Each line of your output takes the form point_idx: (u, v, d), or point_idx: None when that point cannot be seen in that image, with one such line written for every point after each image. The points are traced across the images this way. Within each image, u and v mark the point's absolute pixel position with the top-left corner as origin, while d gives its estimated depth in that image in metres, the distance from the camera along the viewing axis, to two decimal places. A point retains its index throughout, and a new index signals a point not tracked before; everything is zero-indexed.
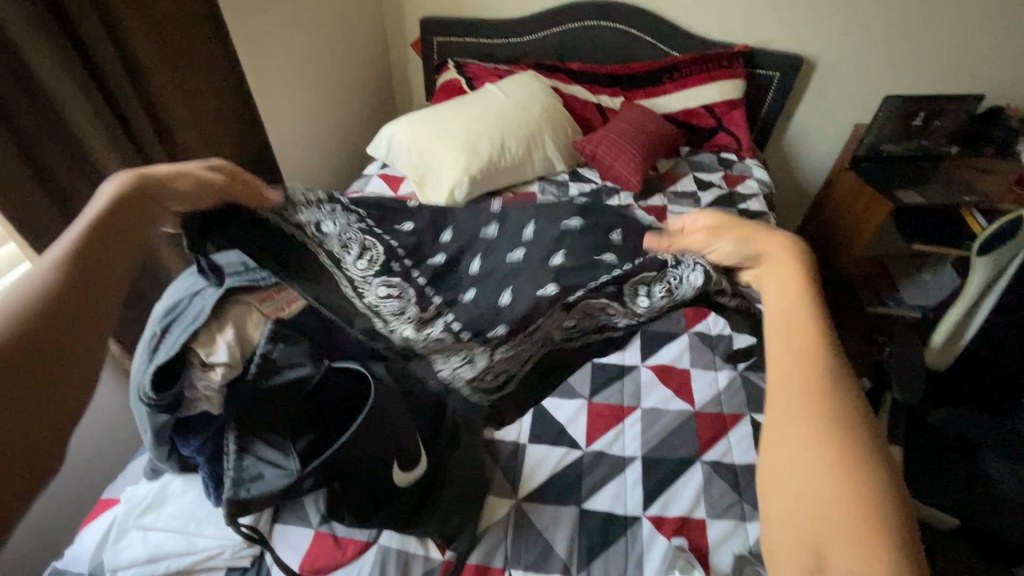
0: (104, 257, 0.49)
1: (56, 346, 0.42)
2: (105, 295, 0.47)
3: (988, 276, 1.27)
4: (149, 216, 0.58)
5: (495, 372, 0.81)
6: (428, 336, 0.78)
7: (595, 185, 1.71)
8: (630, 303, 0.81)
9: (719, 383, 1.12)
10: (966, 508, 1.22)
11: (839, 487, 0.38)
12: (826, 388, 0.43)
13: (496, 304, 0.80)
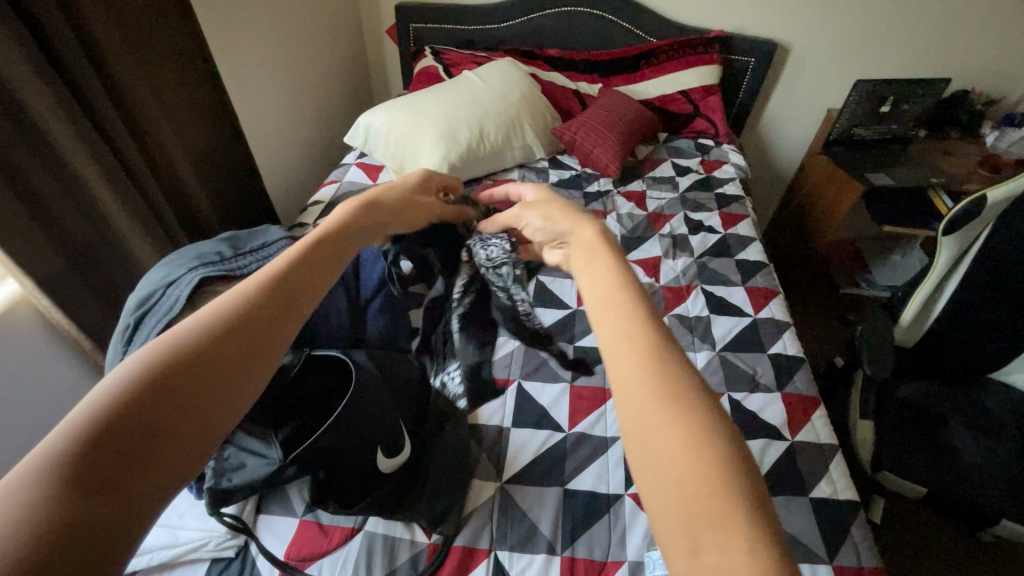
0: (329, 248, 0.54)
1: (273, 317, 0.44)
2: (314, 283, 0.49)
3: (953, 254, 1.32)
4: (370, 227, 0.62)
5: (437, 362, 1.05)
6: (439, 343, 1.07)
7: (575, 172, 1.71)
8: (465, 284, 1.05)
9: (698, 363, 1.14)
10: (933, 477, 1.27)
11: (695, 457, 0.34)
12: (648, 343, 0.40)
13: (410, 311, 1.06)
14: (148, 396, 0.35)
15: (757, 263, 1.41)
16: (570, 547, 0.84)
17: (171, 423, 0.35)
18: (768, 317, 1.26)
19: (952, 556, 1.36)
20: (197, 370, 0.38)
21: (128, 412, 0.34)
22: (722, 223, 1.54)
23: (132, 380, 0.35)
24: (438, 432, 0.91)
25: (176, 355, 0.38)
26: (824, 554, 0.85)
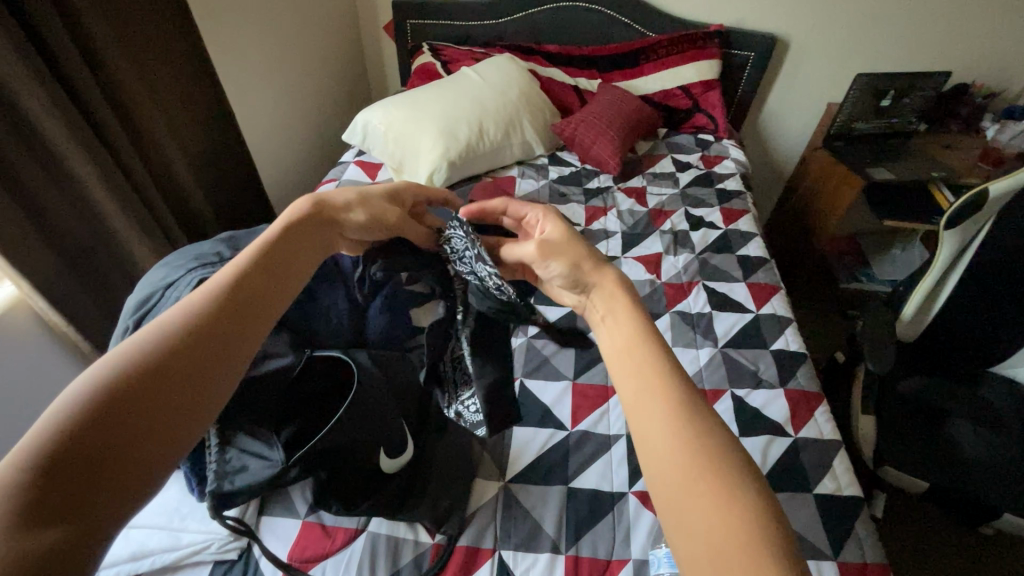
0: (276, 263, 0.57)
1: (217, 337, 0.46)
2: (261, 300, 0.52)
3: (955, 247, 1.32)
4: (315, 238, 0.65)
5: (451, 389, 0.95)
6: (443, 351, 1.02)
7: (575, 168, 1.70)
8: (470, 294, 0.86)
9: (700, 360, 1.14)
10: (935, 472, 1.27)
11: (729, 511, 0.38)
12: (676, 406, 0.44)
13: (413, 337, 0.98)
14: (95, 422, 0.37)
15: (758, 259, 1.40)
16: (575, 546, 0.84)
17: (121, 446, 0.37)
18: (770, 313, 1.26)
19: (953, 550, 1.37)
20: (143, 393, 0.40)
21: (76, 439, 0.36)
22: (723, 219, 1.53)
23: (84, 406, 0.37)
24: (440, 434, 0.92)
25: (120, 382, 0.40)
26: (828, 550, 0.84)
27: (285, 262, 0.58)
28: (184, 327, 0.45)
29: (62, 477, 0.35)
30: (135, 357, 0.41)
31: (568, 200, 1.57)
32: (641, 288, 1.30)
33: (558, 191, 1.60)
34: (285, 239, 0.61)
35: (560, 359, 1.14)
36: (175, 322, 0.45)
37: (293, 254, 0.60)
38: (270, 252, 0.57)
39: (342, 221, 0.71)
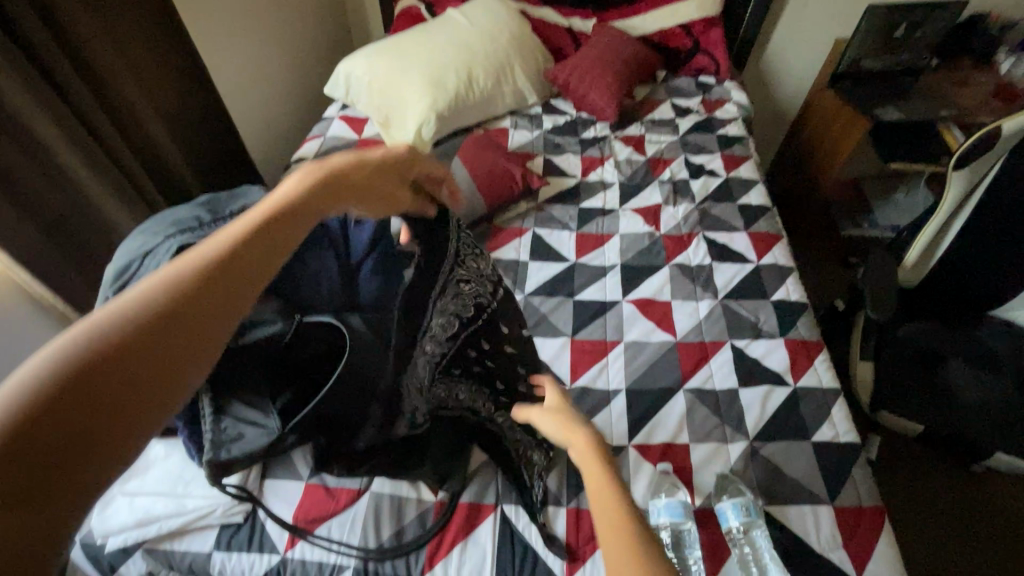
0: (293, 217, 0.48)
1: (218, 296, 0.40)
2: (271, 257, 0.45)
3: (962, 189, 1.29)
4: (343, 187, 0.55)
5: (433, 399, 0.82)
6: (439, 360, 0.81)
7: (570, 117, 1.63)
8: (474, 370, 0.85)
9: (700, 313, 1.12)
10: (929, 414, 1.30)
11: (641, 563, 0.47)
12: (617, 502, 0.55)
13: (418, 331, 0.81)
14: (62, 392, 0.32)
15: (760, 207, 1.36)
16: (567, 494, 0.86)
17: (89, 424, 0.32)
18: (772, 263, 1.23)
19: (943, 487, 1.41)
20: (124, 362, 0.34)
21: (38, 415, 0.31)
22: (724, 166, 1.48)
23: (50, 374, 0.32)
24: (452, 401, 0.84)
25: (95, 350, 0.33)
26: (825, 495, 0.86)
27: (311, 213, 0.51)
28: (180, 282, 0.39)
29: (18, 455, 0.30)
30: (120, 316, 0.35)
31: (563, 151, 1.51)
32: (639, 241, 1.27)
33: (553, 142, 1.54)
34: (324, 183, 0.53)
35: (558, 315, 1.12)
36: (173, 274, 0.39)
37: (324, 203, 0.52)
38: (296, 201, 0.50)
39: (373, 173, 0.60)
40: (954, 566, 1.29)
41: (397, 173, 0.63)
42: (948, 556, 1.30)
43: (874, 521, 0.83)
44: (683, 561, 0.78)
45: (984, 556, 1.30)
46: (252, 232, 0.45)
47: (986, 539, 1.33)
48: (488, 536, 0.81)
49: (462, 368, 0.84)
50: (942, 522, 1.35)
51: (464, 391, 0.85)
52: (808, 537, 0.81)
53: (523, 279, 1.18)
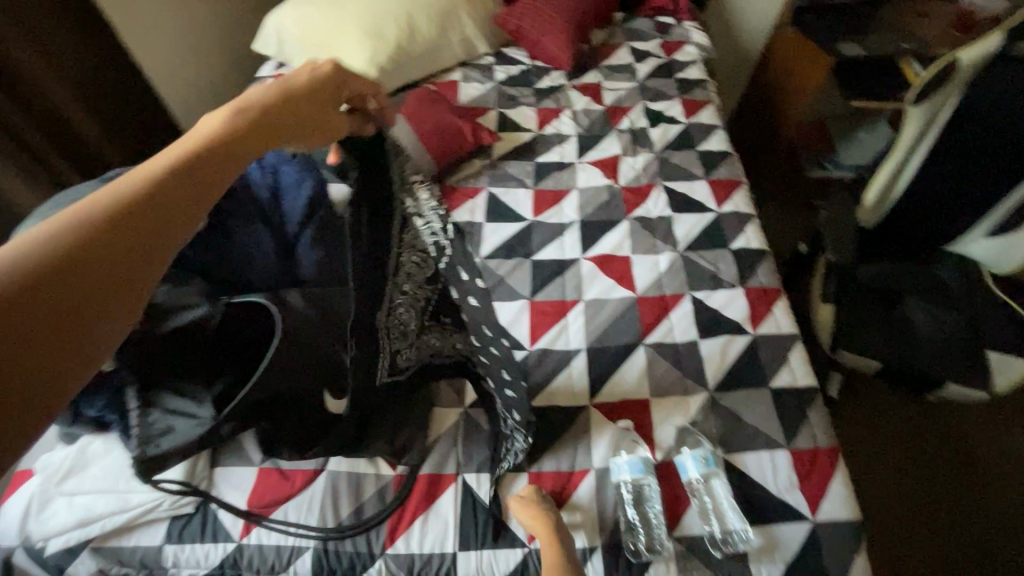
0: (191, 170, 0.44)
1: (117, 250, 0.37)
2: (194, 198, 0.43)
3: (922, 123, 1.27)
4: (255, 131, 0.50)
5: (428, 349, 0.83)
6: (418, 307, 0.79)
7: (524, 67, 1.54)
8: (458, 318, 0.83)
9: (660, 266, 1.10)
10: (884, 352, 1.34)
11: None
12: None
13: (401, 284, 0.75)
14: None
15: (720, 154, 1.32)
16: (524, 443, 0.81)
17: None
18: (732, 210, 1.20)
19: (899, 419, 1.46)
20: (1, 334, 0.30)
21: None
22: (684, 112, 1.43)
23: None
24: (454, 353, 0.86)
25: None
26: (782, 441, 0.87)
27: (240, 147, 0.48)
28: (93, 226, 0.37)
29: None
30: (26, 261, 0.33)
31: (518, 104, 1.44)
32: (598, 195, 1.23)
33: (506, 94, 1.46)
34: (247, 118, 0.50)
35: (516, 277, 1.08)
36: (83, 218, 0.37)
37: (253, 139, 0.50)
38: (219, 137, 0.47)
39: (290, 116, 0.55)
40: (908, 492, 1.35)
41: (330, 101, 0.59)
42: (902, 483, 1.36)
43: (829, 462, 0.85)
44: (644, 516, 0.80)
45: (935, 481, 1.37)
46: (169, 172, 0.42)
47: (938, 465, 1.39)
48: (449, 506, 0.80)
49: (449, 318, 0.83)
50: (897, 453, 1.41)
51: (460, 346, 0.85)
52: (766, 482, 0.83)
53: (478, 242, 1.14)
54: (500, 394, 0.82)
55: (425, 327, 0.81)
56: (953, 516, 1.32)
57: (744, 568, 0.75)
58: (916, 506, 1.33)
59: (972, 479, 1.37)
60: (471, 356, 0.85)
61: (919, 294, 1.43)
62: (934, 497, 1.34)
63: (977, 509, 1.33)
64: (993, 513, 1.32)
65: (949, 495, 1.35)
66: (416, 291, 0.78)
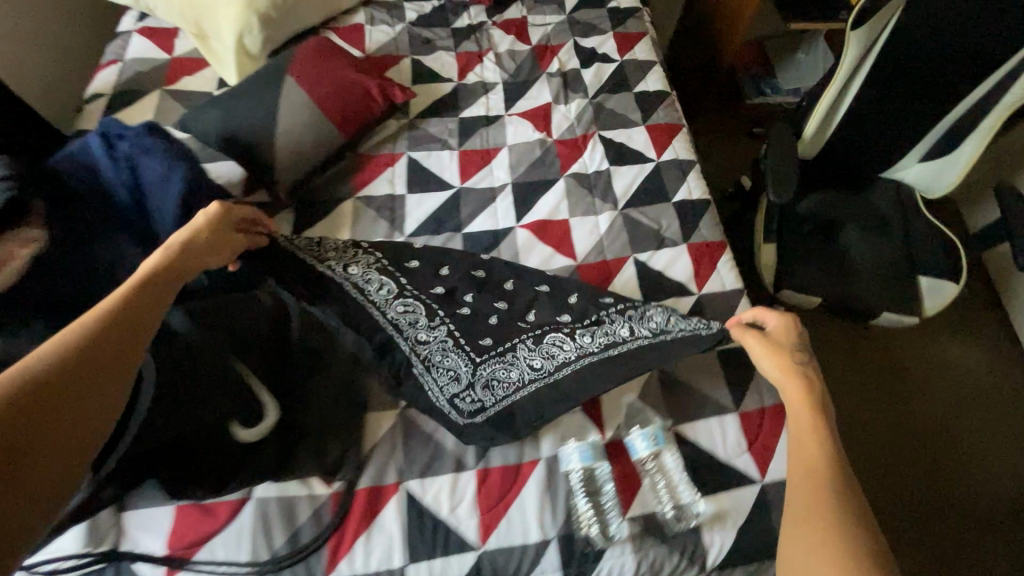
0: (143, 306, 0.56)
1: (83, 384, 0.48)
2: (122, 341, 0.52)
3: (861, 50, 1.25)
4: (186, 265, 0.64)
5: (480, 378, 0.82)
6: (439, 339, 0.84)
7: (438, 3, 1.35)
8: (514, 329, 0.86)
9: (600, 228, 1.03)
10: (824, 287, 1.36)
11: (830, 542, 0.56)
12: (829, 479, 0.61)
13: (419, 330, 0.83)
14: None
15: (658, 94, 1.23)
16: (643, 313, 0.86)
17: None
18: (672, 159, 1.13)
19: (836, 340, 1.51)
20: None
21: None
22: (618, 48, 1.30)
23: None
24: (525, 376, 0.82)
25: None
26: (730, 404, 0.85)
27: (167, 284, 0.60)
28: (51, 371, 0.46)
29: None
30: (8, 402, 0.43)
31: (434, 48, 1.27)
32: (531, 152, 1.12)
33: (420, 38, 1.28)
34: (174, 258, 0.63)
35: None
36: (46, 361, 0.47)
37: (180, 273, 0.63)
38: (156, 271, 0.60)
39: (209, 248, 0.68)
40: (841, 410, 1.43)
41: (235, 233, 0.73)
42: (840, 401, 1.43)
43: (776, 419, 0.85)
44: (598, 505, 0.77)
45: (866, 397, 1.45)
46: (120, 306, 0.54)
47: (870, 380, 1.47)
48: (393, 519, 0.75)
49: (495, 337, 0.85)
50: (834, 373, 1.47)
51: (532, 355, 0.84)
52: (716, 450, 0.82)
53: (402, 219, 1.02)
54: (578, 349, 0.84)
55: (475, 362, 0.83)
56: (884, 425, 1.41)
57: (698, 541, 0.75)
58: (848, 420, 1.42)
59: (900, 391, 1.46)
60: (545, 353, 0.84)
61: (857, 224, 1.44)
62: (868, 409, 1.43)
63: (902, 418, 1.43)
64: (917, 420, 1.43)
65: (878, 408, 1.43)
66: (436, 337, 0.84)
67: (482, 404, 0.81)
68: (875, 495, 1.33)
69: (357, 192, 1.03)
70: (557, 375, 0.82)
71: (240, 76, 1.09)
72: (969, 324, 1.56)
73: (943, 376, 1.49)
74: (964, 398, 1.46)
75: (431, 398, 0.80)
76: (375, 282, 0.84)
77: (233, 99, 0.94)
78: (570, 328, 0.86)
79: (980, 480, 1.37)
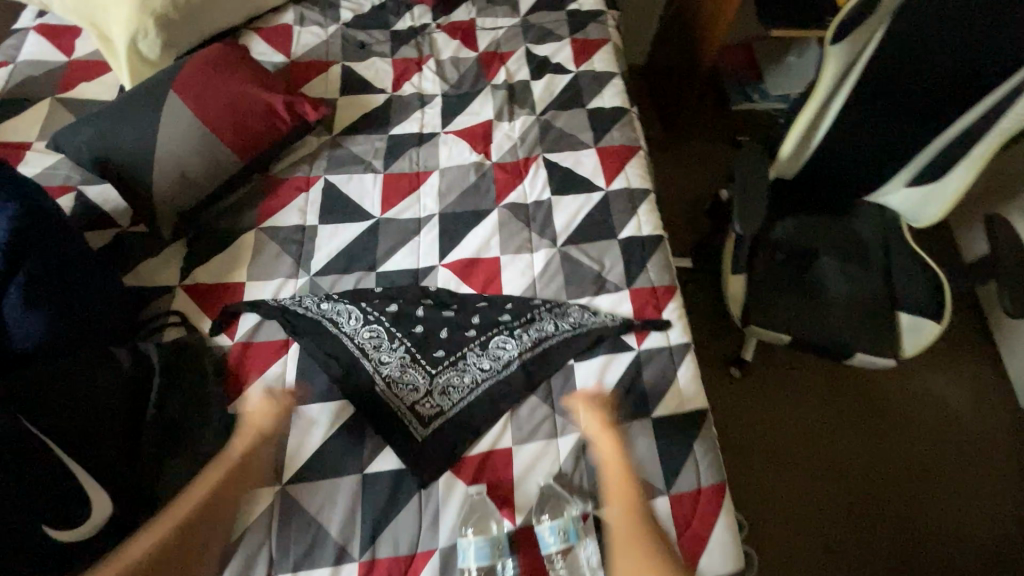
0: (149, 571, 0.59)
1: None
2: (202, 536, 0.65)
3: (843, 68, 1.13)
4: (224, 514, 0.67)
5: (438, 388, 0.79)
6: (397, 362, 0.80)
7: (378, 1, 1.22)
8: (462, 338, 0.83)
9: (535, 268, 0.91)
10: (794, 325, 1.25)
11: None
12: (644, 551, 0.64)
13: (379, 360, 0.80)
14: None
15: (614, 112, 1.10)
16: (563, 308, 0.87)
17: None
18: (623, 187, 1.01)
19: (818, 380, 1.41)
20: None
21: None
22: (573, 57, 1.17)
23: None
24: (477, 383, 0.80)
25: None
26: (661, 484, 0.75)
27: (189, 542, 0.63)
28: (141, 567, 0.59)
29: None
30: None
31: (368, 53, 1.14)
32: (465, 177, 1.00)
33: (353, 41, 1.16)
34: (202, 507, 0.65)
35: None
36: None
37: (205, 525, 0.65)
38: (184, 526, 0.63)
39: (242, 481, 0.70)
40: (797, 437, 1.35)
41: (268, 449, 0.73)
42: (810, 442, 1.34)
43: (711, 503, 0.75)
44: None
45: (826, 424, 1.36)
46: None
47: (833, 407, 1.38)
48: None
49: (446, 347, 0.82)
50: (810, 413, 1.37)
51: (480, 358, 0.82)
52: None
53: (310, 254, 0.90)
54: (523, 346, 0.83)
55: (429, 373, 0.80)
56: (856, 474, 1.31)
57: None
58: (804, 447, 1.33)
59: (864, 420, 1.37)
60: (492, 355, 0.82)
61: (835, 254, 1.32)
62: (841, 455, 1.33)
63: (864, 449, 1.33)
64: (881, 451, 1.33)
65: (838, 437, 1.35)
66: (396, 357, 0.81)
67: (444, 415, 0.77)
68: (830, 547, 1.23)
69: (262, 222, 0.92)
70: (507, 372, 0.81)
71: (133, 82, 0.98)
72: (976, 378, 1.41)
73: (926, 427, 1.36)
74: (937, 429, 1.36)
75: (393, 409, 0.77)
76: (333, 306, 0.84)
77: (114, 118, 0.84)
78: (512, 325, 0.85)
79: (945, 516, 1.27)
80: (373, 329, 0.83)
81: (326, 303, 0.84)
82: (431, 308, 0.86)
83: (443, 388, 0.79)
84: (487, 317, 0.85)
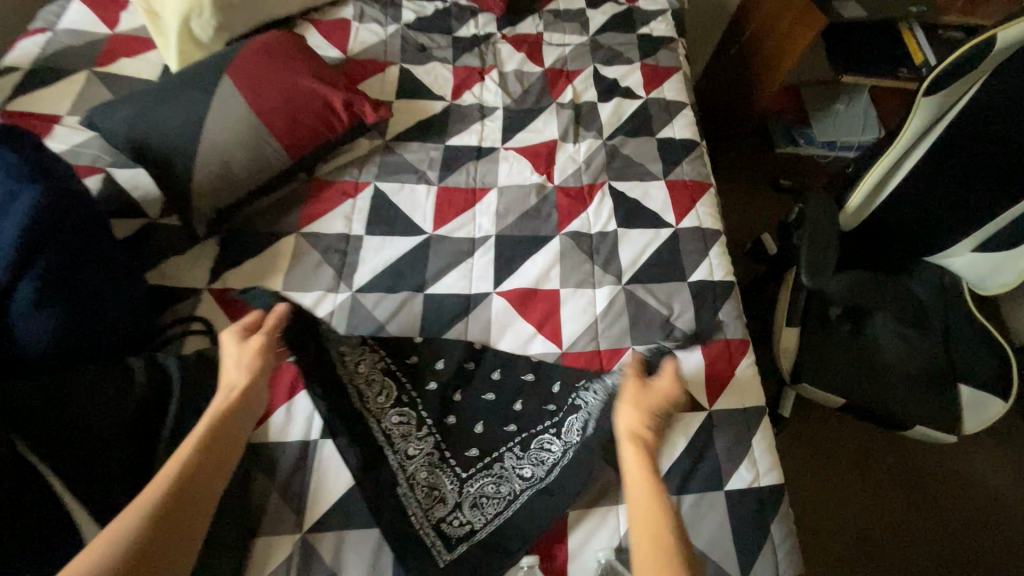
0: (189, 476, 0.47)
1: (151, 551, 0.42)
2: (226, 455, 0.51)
3: (929, 119, 1.01)
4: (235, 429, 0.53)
5: (467, 501, 0.66)
6: (419, 460, 0.67)
7: (442, 5, 1.15)
8: (499, 435, 0.70)
9: (597, 306, 0.83)
10: (854, 387, 1.09)
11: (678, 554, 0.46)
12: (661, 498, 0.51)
13: (401, 455, 0.67)
14: None
15: (685, 144, 1.03)
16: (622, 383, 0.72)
17: None
18: (693, 226, 0.93)
19: (859, 434, 1.29)
20: None
21: None
22: (644, 82, 1.10)
23: None
24: (517, 498, 0.67)
25: None
26: (734, 569, 0.66)
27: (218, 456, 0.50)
28: (121, 563, 0.40)
29: None
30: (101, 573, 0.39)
31: (428, 57, 1.08)
32: (524, 198, 0.92)
33: (414, 43, 1.09)
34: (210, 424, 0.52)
35: (402, 319, 0.79)
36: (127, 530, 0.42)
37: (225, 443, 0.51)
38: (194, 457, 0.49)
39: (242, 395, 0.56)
40: (846, 515, 1.19)
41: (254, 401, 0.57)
42: (849, 509, 1.20)
43: None
44: None
45: (876, 503, 1.21)
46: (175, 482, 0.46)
47: (884, 482, 1.23)
48: None
49: (481, 444, 0.69)
50: (844, 473, 1.24)
51: (521, 463, 0.69)
52: None
53: (353, 266, 0.82)
54: (574, 451, 0.70)
55: (460, 479, 0.67)
56: (889, 549, 1.16)
57: None
58: (854, 528, 1.18)
59: (918, 501, 1.22)
60: (534, 458, 0.69)
61: (891, 312, 1.17)
62: (874, 525, 1.19)
63: (919, 537, 1.18)
64: (936, 540, 1.18)
65: (891, 519, 1.20)
66: (423, 451, 0.68)
67: (471, 538, 0.64)
68: None
69: (303, 226, 0.84)
70: (551, 481, 0.68)
71: (181, 65, 0.91)
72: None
73: (984, 518, 1.21)
74: (995, 519, 1.21)
75: (410, 519, 0.64)
76: (364, 368, 0.72)
77: (158, 100, 0.76)
78: (558, 420, 0.72)
79: None
80: (394, 409, 0.70)
81: (344, 369, 0.71)
82: (464, 391, 0.73)
83: (477, 500, 0.66)
84: (532, 411, 0.72)
